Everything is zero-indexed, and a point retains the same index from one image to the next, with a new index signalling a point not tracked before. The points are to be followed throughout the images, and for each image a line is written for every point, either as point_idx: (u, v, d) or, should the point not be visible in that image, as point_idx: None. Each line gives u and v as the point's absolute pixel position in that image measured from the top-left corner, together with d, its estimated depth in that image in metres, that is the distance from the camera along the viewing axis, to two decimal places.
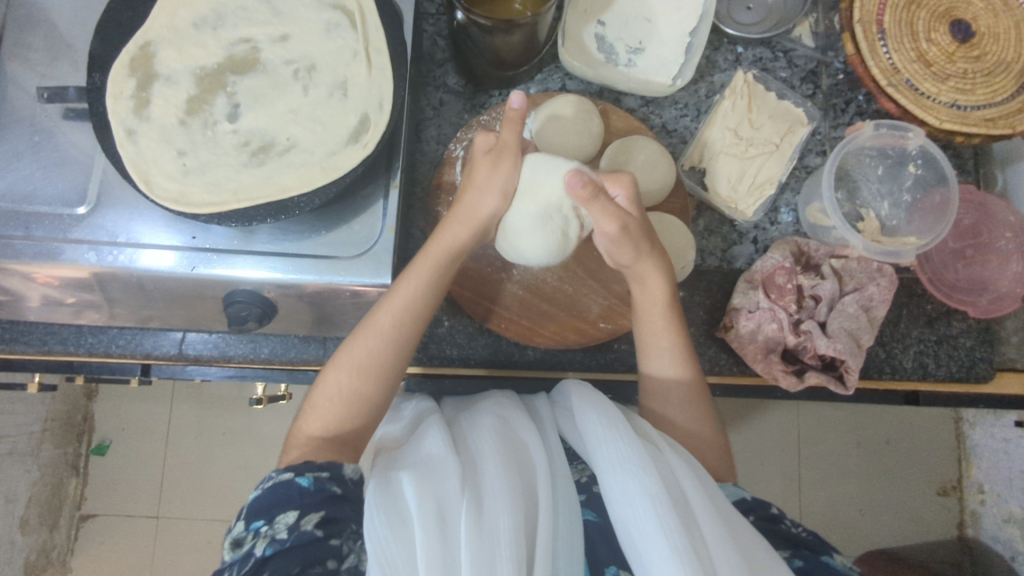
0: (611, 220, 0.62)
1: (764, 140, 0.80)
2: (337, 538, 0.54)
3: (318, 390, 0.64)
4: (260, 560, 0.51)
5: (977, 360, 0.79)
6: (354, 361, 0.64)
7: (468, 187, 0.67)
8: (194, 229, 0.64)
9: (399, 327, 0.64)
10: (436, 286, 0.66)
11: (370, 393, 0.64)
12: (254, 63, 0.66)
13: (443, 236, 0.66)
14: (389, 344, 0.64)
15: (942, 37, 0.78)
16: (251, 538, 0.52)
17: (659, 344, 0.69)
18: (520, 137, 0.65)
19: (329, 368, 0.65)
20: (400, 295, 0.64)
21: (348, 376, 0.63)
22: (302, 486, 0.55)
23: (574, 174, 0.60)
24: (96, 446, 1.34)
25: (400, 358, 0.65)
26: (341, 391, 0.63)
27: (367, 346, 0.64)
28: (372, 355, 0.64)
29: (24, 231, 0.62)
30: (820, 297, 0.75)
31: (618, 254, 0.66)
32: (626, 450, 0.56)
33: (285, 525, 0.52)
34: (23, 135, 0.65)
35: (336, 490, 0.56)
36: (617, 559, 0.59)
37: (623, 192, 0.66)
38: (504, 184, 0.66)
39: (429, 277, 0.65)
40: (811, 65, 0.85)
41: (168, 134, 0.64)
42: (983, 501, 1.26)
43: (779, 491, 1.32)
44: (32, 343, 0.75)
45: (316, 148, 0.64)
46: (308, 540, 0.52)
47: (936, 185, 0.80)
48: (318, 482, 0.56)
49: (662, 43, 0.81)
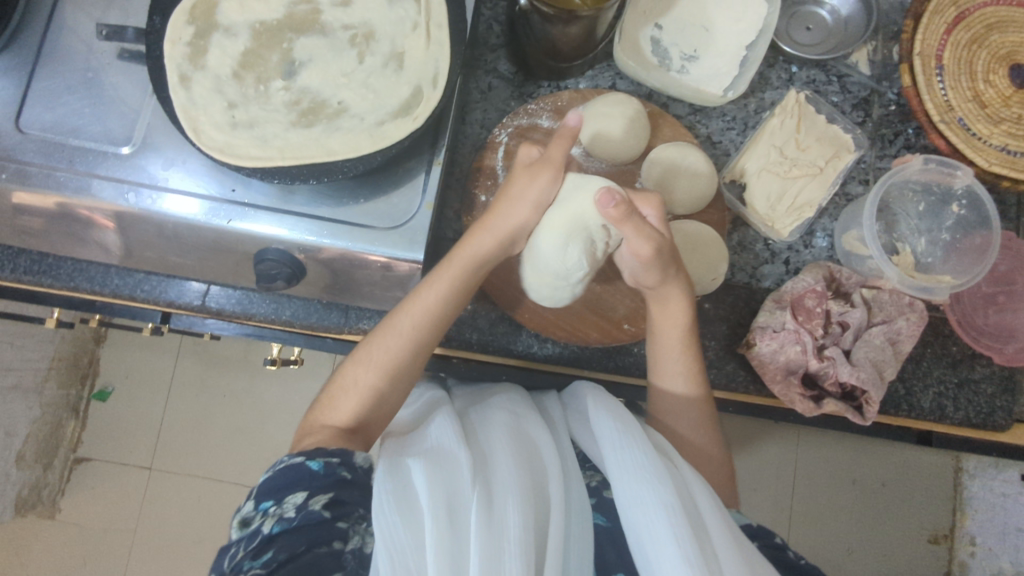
0: (644, 241, 0.61)
1: (809, 162, 0.79)
2: (344, 521, 0.53)
3: (336, 384, 0.64)
4: (268, 537, 0.50)
5: (995, 408, 0.78)
6: (374, 358, 0.64)
7: (501, 197, 0.68)
8: (234, 182, 0.64)
9: (420, 331, 0.64)
10: (463, 292, 0.66)
11: (387, 391, 0.63)
12: (313, 24, 0.66)
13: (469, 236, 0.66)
14: (410, 344, 0.64)
15: (1000, 80, 0.77)
16: (260, 517, 0.52)
17: (676, 367, 0.68)
18: (567, 154, 0.65)
19: (347, 363, 0.65)
20: (423, 299, 0.64)
21: (367, 371, 0.63)
22: (312, 469, 0.53)
23: (608, 193, 0.59)
24: (98, 391, 1.35)
25: (420, 359, 0.65)
26: (358, 386, 0.63)
27: (387, 347, 0.64)
28: (391, 354, 0.63)
29: (67, 164, 0.62)
30: (848, 324, 0.74)
31: (645, 277, 0.65)
32: (641, 457, 0.56)
33: (293, 506, 0.51)
34: (77, 70, 0.65)
35: (346, 475, 0.55)
36: (625, 565, 0.58)
37: (653, 214, 0.66)
38: (540, 195, 0.66)
39: (461, 268, 0.65)
40: (863, 93, 0.84)
41: (221, 85, 0.64)
42: (975, 554, 1.27)
43: (769, 519, 1.31)
44: (57, 278, 0.75)
45: (366, 115, 0.64)
46: (314, 522, 0.51)
47: (977, 228, 0.79)
48: (329, 466, 0.54)
49: (718, 52, 0.81)
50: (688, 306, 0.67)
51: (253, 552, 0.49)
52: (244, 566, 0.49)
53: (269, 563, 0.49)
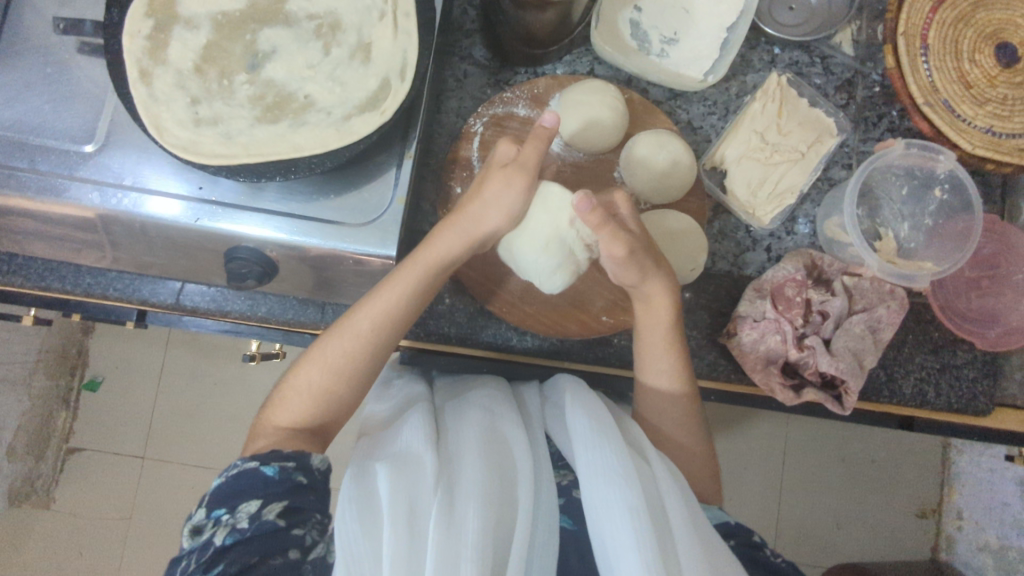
0: (619, 244, 0.61)
1: (791, 148, 0.78)
2: (300, 528, 0.53)
3: (290, 383, 0.64)
4: (219, 549, 0.50)
5: (977, 393, 0.78)
6: (327, 359, 0.63)
7: (473, 198, 0.66)
8: (202, 179, 0.62)
9: (375, 333, 0.63)
10: (422, 295, 0.64)
11: (336, 394, 0.63)
12: (278, 14, 0.64)
13: (439, 235, 0.65)
14: (363, 347, 0.63)
15: (986, 60, 0.75)
16: (211, 527, 0.51)
17: (659, 365, 0.67)
18: (542, 154, 0.64)
19: (302, 361, 0.64)
20: (380, 301, 0.63)
21: (319, 372, 0.63)
22: (266, 475, 0.53)
23: (584, 198, 0.59)
24: (88, 381, 1.34)
25: (374, 361, 0.64)
26: (311, 387, 0.62)
27: (342, 348, 0.63)
28: (346, 356, 0.63)
29: (28, 163, 0.61)
30: (828, 314, 0.73)
31: (623, 275, 0.64)
32: (611, 459, 0.56)
33: (247, 515, 0.51)
34: (36, 65, 0.63)
35: (302, 479, 0.55)
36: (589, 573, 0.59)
37: (628, 210, 0.65)
38: (516, 202, 0.65)
39: (417, 280, 0.64)
40: (847, 75, 0.83)
41: (184, 79, 0.62)
42: (961, 528, 1.27)
43: (758, 498, 1.32)
44: (29, 278, 0.74)
45: (333, 109, 0.63)
46: (267, 531, 0.51)
47: (961, 212, 0.78)
48: (283, 471, 0.54)
49: (698, 35, 0.79)
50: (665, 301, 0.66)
51: (204, 565, 0.49)
52: None
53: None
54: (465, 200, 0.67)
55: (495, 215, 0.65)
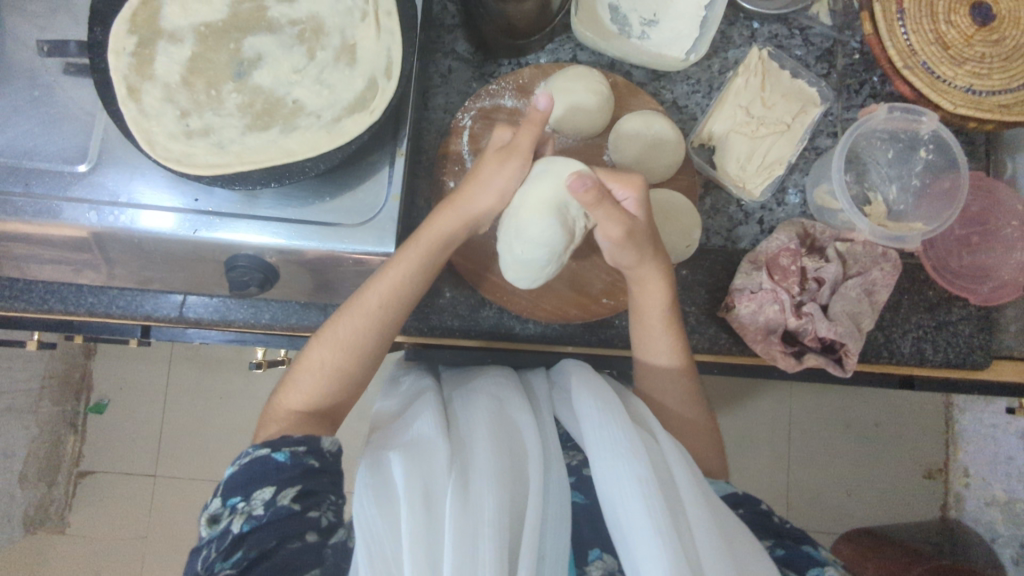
0: (615, 224, 0.61)
1: (776, 120, 0.79)
2: (315, 510, 0.54)
3: (301, 364, 0.64)
4: (238, 537, 0.51)
5: (974, 347, 0.79)
6: (338, 338, 0.64)
7: (474, 177, 0.66)
8: (196, 191, 0.63)
9: (387, 308, 0.64)
10: (429, 269, 0.65)
11: (351, 370, 0.64)
12: (261, 22, 0.64)
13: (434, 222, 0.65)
14: (374, 322, 0.64)
15: (961, 20, 0.76)
16: (227, 514, 0.52)
17: (658, 345, 0.69)
18: (534, 143, 0.63)
19: (312, 343, 0.65)
20: (389, 278, 0.64)
21: (332, 352, 0.63)
22: (278, 462, 0.54)
23: (579, 177, 0.58)
24: (94, 405, 1.35)
25: (384, 336, 0.65)
26: (324, 367, 0.63)
27: (353, 326, 0.64)
28: (356, 333, 0.64)
29: (23, 187, 0.61)
30: (823, 280, 0.75)
31: (620, 257, 0.65)
32: (618, 433, 0.57)
33: (262, 501, 0.52)
34: (23, 89, 0.63)
35: (313, 463, 0.55)
36: (600, 541, 0.59)
37: (635, 195, 0.64)
38: (505, 185, 0.66)
39: (423, 256, 0.64)
40: (827, 44, 0.84)
41: (172, 93, 0.63)
42: (969, 485, 1.29)
43: (767, 470, 1.34)
44: (31, 302, 0.74)
45: (323, 112, 0.63)
46: (283, 515, 0.52)
47: (946, 171, 0.80)
48: (295, 456, 0.55)
49: (677, 15, 0.80)
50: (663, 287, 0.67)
51: (224, 552, 0.50)
52: (216, 566, 0.50)
53: (241, 562, 0.50)
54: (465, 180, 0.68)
55: (490, 194, 0.66)
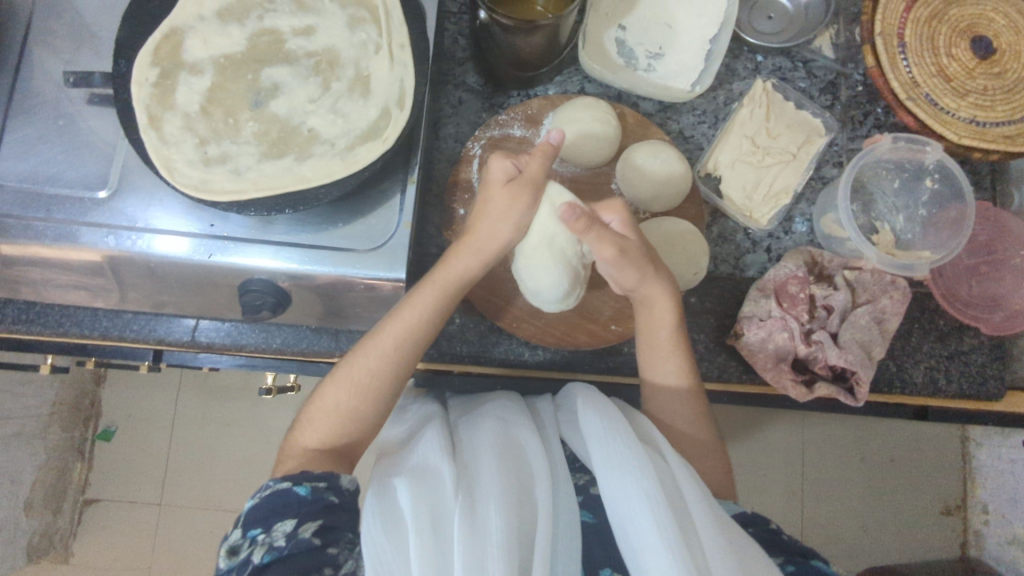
0: (608, 246, 0.62)
1: (781, 150, 0.80)
2: (335, 546, 0.53)
3: (316, 404, 0.64)
4: (258, 568, 0.50)
5: (987, 377, 0.79)
6: (354, 379, 0.64)
7: (480, 214, 0.67)
8: (212, 217, 0.64)
9: (400, 349, 0.64)
10: (442, 311, 0.66)
11: (365, 413, 0.64)
12: (278, 54, 0.67)
13: (450, 262, 0.66)
14: (389, 364, 0.64)
15: (962, 53, 0.77)
16: (249, 547, 0.52)
17: (666, 364, 0.68)
18: (545, 169, 0.65)
19: (328, 383, 0.65)
20: (402, 319, 0.65)
21: (347, 393, 0.64)
22: (299, 496, 0.54)
23: (569, 207, 0.59)
24: (102, 432, 1.35)
25: (398, 379, 0.65)
26: (339, 408, 0.63)
27: (367, 367, 0.64)
28: (371, 375, 0.64)
29: (45, 213, 0.63)
30: (832, 307, 0.75)
31: (623, 277, 0.65)
32: (625, 450, 0.57)
33: (282, 533, 0.52)
34: (49, 118, 0.66)
35: (334, 499, 0.56)
36: (611, 561, 0.59)
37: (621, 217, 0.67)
38: (520, 217, 0.65)
39: (436, 299, 0.65)
40: (830, 77, 0.85)
41: (192, 122, 0.65)
42: (988, 522, 1.24)
43: (780, 505, 1.31)
44: (46, 325, 0.75)
45: (336, 140, 0.65)
46: (304, 548, 0.52)
47: (952, 201, 0.80)
48: (316, 491, 0.55)
49: (682, 48, 0.82)
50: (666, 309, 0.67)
51: None
52: None
53: None
54: (472, 217, 0.68)
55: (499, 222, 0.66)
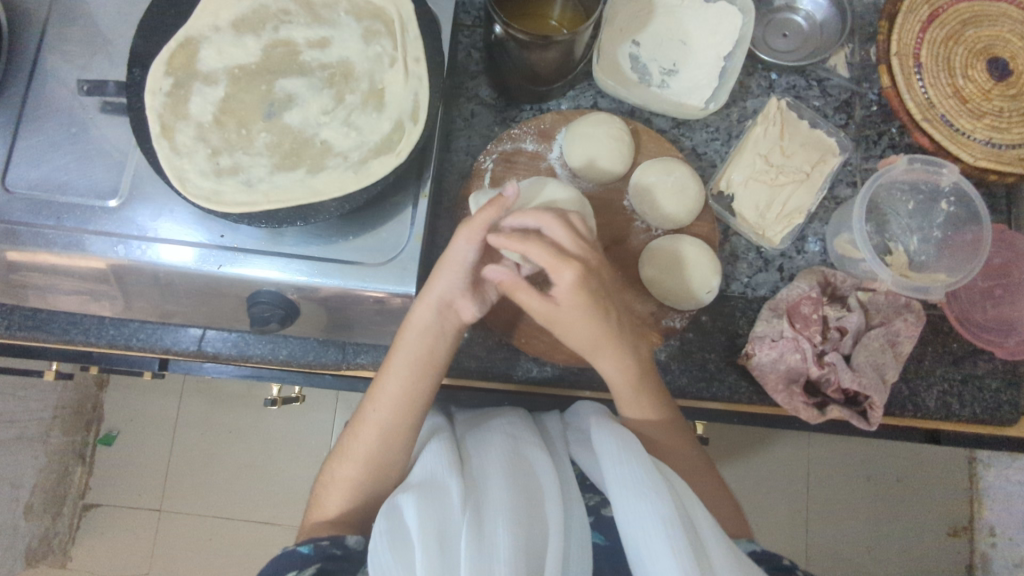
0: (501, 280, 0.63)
1: (795, 168, 0.79)
2: None
3: (327, 481, 0.65)
4: None
5: (1002, 403, 0.77)
6: (354, 453, 0.63)
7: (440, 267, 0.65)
8: (222, 228, 0.64)
9: (388, 419, 0.63)
10: (420, 370, 0.64)
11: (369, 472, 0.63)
12: (293, 66, 0.66)
13: (416, 317, 0.64)
14: (380, 434, 0.63)
15: (978, 75, 0.77)
16: None
17: (634, 399, 0.66)
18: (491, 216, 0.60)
19: (334, 461, 0.65)
20: (386, 386, 0.64)
21: (349, 466, 0.63)
22: (302, 553, 0.58)
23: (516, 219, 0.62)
24: (104, 437, 1.34)
25: (396, 449, 0.63)
26: (344, 482, 0.63)
27: (361, 440, 0.63)
28: (366, 447, 0.63)
29: (55, 221, 0.62)
30: (846, 329, 0.74)
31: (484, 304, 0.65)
32: (638, 471, 0.56)
33: None
34: (60, 125, 0.65)
35: (337, 552, 0.59)
36: None
37: (572, 276, 0.58)
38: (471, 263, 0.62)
39: (410, 363, 0.63)
40: (845, 95, 0.85)
41: (204, 132, 0.64)
42: (994, 545, 1.23)
43: (785, 524, 1.30)
44: (52, 333, 0.75)
45: (349, 153, 0.65)
46: None
47: (968, 223, 0.80)
48: (318, 547, 0.58)
49: (697, 66, 0.81)
50: (622, 366, 0.64)
51: None
52: None
53: None
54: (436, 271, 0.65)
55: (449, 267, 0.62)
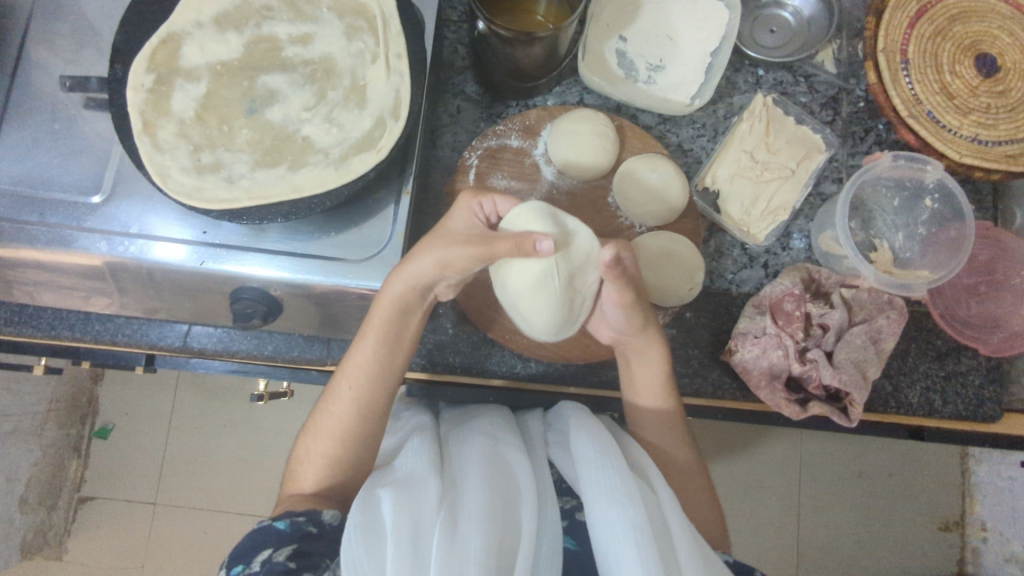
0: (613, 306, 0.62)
1: (781, 165, 0.79)
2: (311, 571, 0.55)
3: (302, 456, 0.66)
4: None
5: (984, 400, 0.78)
6: (325, 428, 0.64)
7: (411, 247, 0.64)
8: (205, 224, 0.64)
9: (358, 391, 0.64)
10: (391, 344, 0.64)
11: (347, 458, 0.64)
12: (276, 63, 0.66)
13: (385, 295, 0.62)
14: (353, 408, 0.64)
15: (966, 71, 0.77)
16: None
17: (651, 379, 0.68)
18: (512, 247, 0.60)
19: (306, 437, 0.66)
20: (355, 359, 0.65)
21: (320, 442, 0.64)
22: (278, 529, 0.57)
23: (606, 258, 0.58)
24: (99, 429, 1.35)
25: (369, 420, 0.65)
26: (317, 458, 0.64)
27: (332, 415, 0.64)
28: (337, 422, 0.64)
29: (38, 217, 0.63)
30: (828, 326, 0.74)
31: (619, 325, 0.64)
32: (614, 477, 0.56)
33: (259, 561, 0.55)
34: (44, 121, 0.65)
35: (313, 530, 0.58)
36: None
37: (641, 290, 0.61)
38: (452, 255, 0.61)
39: (377, 338, 0.63)
40: (832, 92, 0.85)
41: (186, 129, 0.65)
42: (986, 540, 1.24)
43: (777, 518, 1.30)
44: (39, 328, 0.76)
45: (330, 150, 0.65)
46: (277, 570, 0.54)
47: (952, 220, 0.79)
48: (294, 523, 0.57)
49: (683, 62, 0.81)
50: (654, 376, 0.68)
51: None
52: None
53: None
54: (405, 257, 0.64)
55: (427, 260, 0.61)
